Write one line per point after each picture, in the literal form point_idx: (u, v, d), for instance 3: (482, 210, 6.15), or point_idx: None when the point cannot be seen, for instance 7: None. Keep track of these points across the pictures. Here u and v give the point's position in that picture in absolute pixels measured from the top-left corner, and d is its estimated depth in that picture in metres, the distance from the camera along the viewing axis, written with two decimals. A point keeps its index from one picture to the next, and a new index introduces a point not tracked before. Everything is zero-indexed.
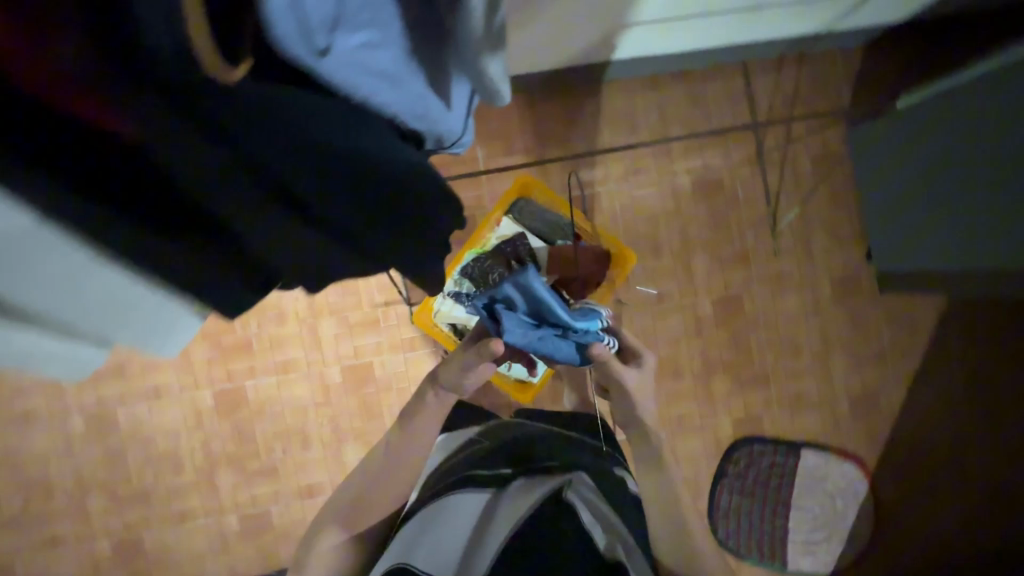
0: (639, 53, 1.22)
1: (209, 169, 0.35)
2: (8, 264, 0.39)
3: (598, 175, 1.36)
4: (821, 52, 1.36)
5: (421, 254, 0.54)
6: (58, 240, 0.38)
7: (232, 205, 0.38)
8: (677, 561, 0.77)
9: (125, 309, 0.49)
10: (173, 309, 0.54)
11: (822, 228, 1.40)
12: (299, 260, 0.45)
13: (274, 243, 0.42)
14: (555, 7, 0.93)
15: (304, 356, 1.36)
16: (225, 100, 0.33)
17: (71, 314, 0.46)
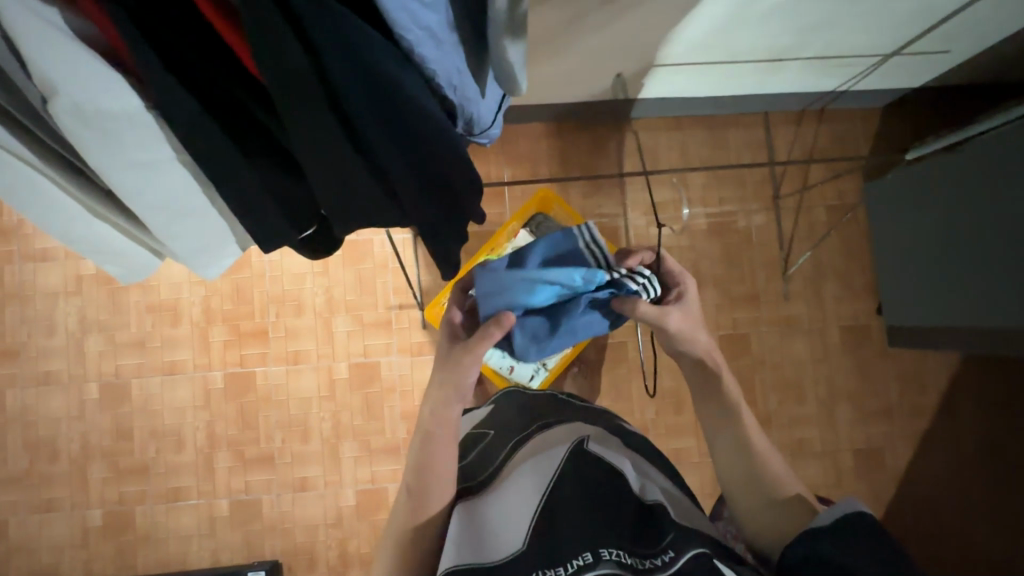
0: (666, 93, 1.29)
1: (289, 80, 0.39)
2: (117, 146, 0.50)
3: (616, 204, 1.42)
4: (842, 109, 1.41)
5: (447, 225, 0.57)
6: (157, 128, 0.49)
7: (300, 122, 0.42)
8: (760, 499, 0.72)
9: (185, 214, 0.61)
10: (214, 223, 0.65)
11: (834, 277, 1.42)
12: (344, 190, 0.49)
13: (326, 166, 0.46)
14: (590, 40, 1.00)
15: (315, 349, 1.41)
16: (321, 17, 0.37)
17: (142, 204, 0.57)
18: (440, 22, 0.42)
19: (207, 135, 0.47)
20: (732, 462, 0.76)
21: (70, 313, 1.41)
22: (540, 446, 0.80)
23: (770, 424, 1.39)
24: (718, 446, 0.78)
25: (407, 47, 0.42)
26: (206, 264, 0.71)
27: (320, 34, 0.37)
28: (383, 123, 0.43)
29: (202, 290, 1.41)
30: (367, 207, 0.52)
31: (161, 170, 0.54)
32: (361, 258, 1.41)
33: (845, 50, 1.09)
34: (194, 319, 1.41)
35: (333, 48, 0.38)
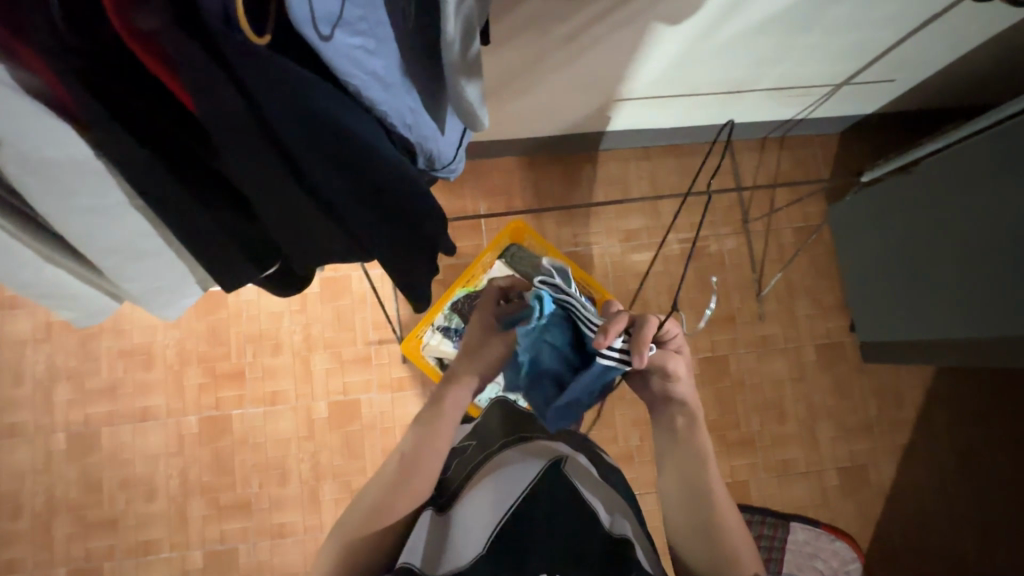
0: (633, 124, 1.34)
1: (230, 129, 0.39)
2: (66, 195, 0.49)
3: (591, 233, 1.45)
4: (802, 136, 1.48)
5: (401, 255, 0.58)
6: (107, 175, 0.49)
7: (242, 165, 0.42)
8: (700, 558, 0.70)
9: (145, 256, 0.61)
10: (170, 260, 0.65)
11: (805, 296, 1.45)
12: (291, 225, 0.49)
13: (272, 204, 0.46)
14: (555, 77, 1.05)
15: (293, 388, 1.38)
16: (259, 71, 0.37)
17: (96, 246, 0.56)
18: (388, 67, 0.44)
19: (160, 176, 0.47)
20: (684, 512, 0.72)
21: (39, 361, 1.38)
22: (516, 463, 0.81)
23: (754, 445, 1.39)
24: (673, 495, 0.74)
25: (355, 91, 0.43)
26: (164, 300, 0.71)
27: (260, 86, 0.37)
28: (330, 161, 0.44)
29: (176, 332, 1.39)
30: (321, 239, 0.52)
31: (118, 217, 0.54)
32: (339, 294, 1.41)
33: (797, 81, 1.15)
34: (168, 362, 1.38)
35: (271, 94, 0.38)
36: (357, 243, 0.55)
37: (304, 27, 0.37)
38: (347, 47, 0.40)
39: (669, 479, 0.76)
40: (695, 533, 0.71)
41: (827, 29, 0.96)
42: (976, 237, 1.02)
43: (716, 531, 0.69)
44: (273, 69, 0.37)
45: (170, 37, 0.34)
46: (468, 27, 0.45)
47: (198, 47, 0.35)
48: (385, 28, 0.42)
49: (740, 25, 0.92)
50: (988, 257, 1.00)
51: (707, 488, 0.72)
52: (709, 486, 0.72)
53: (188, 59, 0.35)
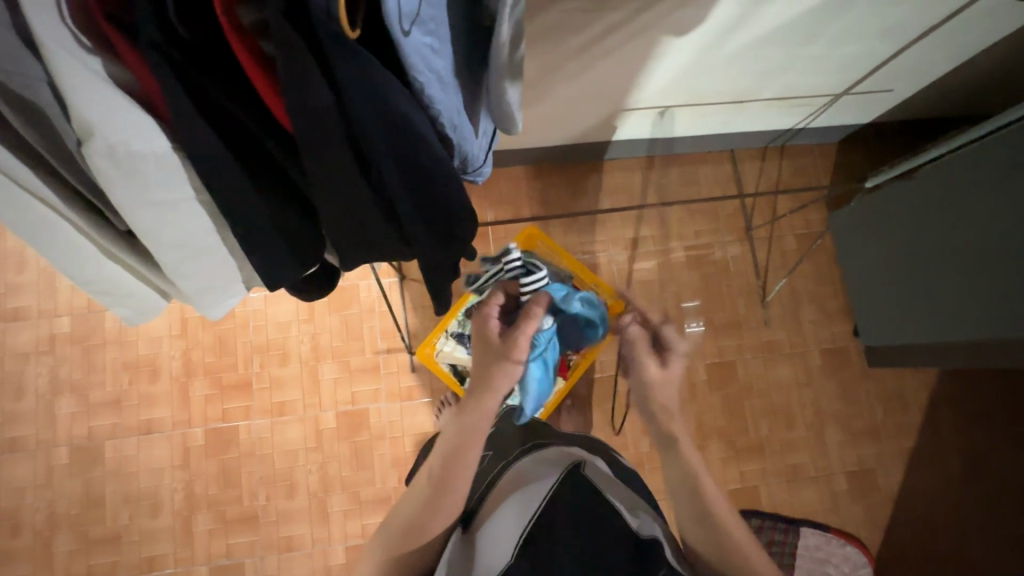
0: (639, 134, 1.36)
1: (316, 122, 0.40)
2: (133, 185, 0.48)
3: (597, 240, 1.46)
4: (802, 145, 1.51)
5: (440, 254, 0.59)
6: (179, 167, 0.49)
7: (315, 159, 0.43)
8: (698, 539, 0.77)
9: (202, 254, 0.60)
10: (222, 258, 0.63)
11: (809, 302, 1.47)
12: (346, 218, 0.50)
13: (334, 197, 0.47)
14: (567, 87, 1.07)
15: (301, 399, 1.37)
16: (352, 64, 0.38)
17: (152, 240, 0.55)
18: (446, 67, 0.45)
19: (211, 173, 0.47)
20: (689, 512, 0.78)
21: (42, 374, 1.36)
22: (537, 471, 0.80)
23: (763, 451, 1.40)
24: (677, 496, 0.80)
25: (418, 89, 0.44)
26: (215, 302, 0.70)
27: (349, 79, 0.38)
28: (395, 158, 0.45)
29: (182, 342, 1.38)
30: (370, 234, 0.53)
31: (182, 212, 0.54)
32: (347, 303, 1.40)
33: (801, 91, 1.18)
34: (173, 374, 1.37)
35: (359, 90, 0.39)
36: (400, 241, 0.56)
37: (391, 18, 0.38)
38: (420, 45, 0.41)
39: (675, 481, 0.80)
40: (700, 533, 0.76)
41: (829, 41, 0.98)
42: (979, 239, 1.04)
43: (723, 534, 0.74)
44: (365, 65, 0.38)
45: (278, 28, 0.35)
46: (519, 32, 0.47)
47: (300, 40, 0.36)
48: (446, 29, 0.44)
49: (747, 37, 0.95)
50: (989, 260, 1.03)
51: (708, 491, 0.77)
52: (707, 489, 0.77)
53: (292, 51, 0.36)
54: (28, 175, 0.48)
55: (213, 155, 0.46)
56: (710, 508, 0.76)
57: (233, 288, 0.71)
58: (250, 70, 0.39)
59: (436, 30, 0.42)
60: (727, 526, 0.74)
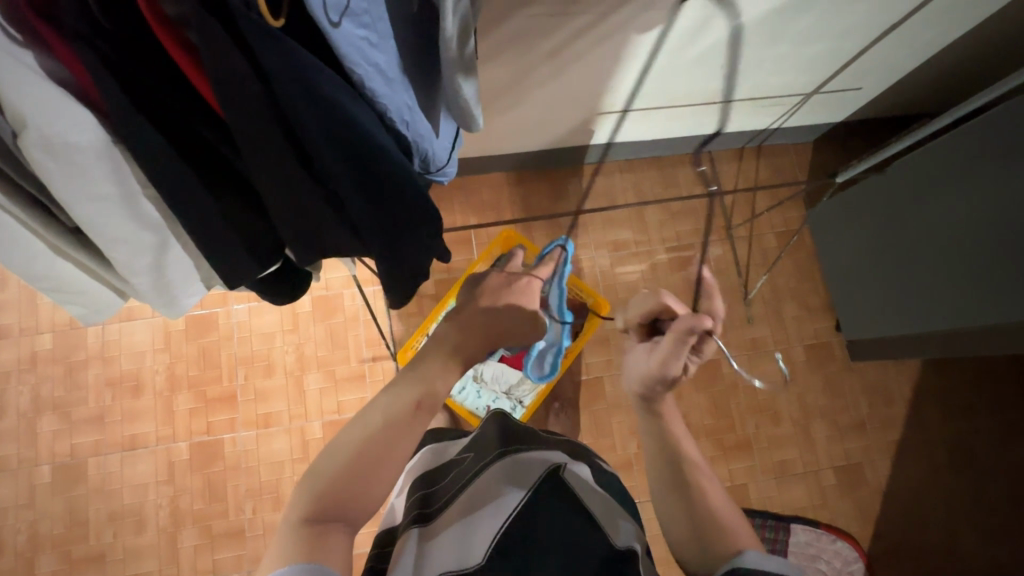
0: (617, 137, 1.38)
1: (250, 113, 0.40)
2: (77, 176, 0.49)
3: (580, 243, 1.48)
4: (778, 145, 1.53)
5: (402, 249, 0.60)
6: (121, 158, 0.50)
7: (257, 154, 0.43)
8: (667, 498, 0.74)
9: (150, 249, 0.61)
10: (176, 252, 0.64)
11: (791, 299, 1.48)
12: (297, 213, 0.51)
13: (280, 189, 0.48)
14: (539, 92, 1.08)
15: (286, 410, 1.36)
16: (276, 53, 0.39)
17: (101, 232, 0.56)
18: (389, 62, 0.46)
19: (171, 176, 0.49)
20: (666, 483, 0.76)
21: (23, 392, 1.35)
22: (510, 476, 0.78)
23: (750, 448, 1.40)
24: (655, 467, 0.79)
25: (359, 83, 0.45)
26: (166, 301, 0.70)
27: (276, 69, 0.39)
28: (335, 150, 0.46)
29: (166, 356, 1.38)
30: (325, 228, 0.54)
31: (129, 204, 0.54)
32: (331, 313, 1.40)
33: (769, 91, 1.21)
34: (157, 389, 1.36)
35: (288, 80, 0.40)
36: (359, 237, 0.57)
37: (316, 10, 0.38)
38: (355, 37, 0.42)
39: (650, 448, 0.81)
40: (678, 501, 0.73)
41: (791, 41, 1.01)
42: (955, 226, 1.06)
43: (694, 498, 0.72)
44: (288, 54, 0.39)
45: (199, 20, 0.36)
46: (464, 26, 0.48)
47: (223, 32, 0.37)
48: (385, 25, 0.44)
49: (711, 37, 0.97)
50: (965, 249, 1.04)
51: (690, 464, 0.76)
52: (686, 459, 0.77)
53: (217, 42, 0.37)
54: None
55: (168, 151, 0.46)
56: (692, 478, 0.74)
57: (191, 286, 0.72)
58: (184, 67, 0.41)
59: (373, 24, 0.43)
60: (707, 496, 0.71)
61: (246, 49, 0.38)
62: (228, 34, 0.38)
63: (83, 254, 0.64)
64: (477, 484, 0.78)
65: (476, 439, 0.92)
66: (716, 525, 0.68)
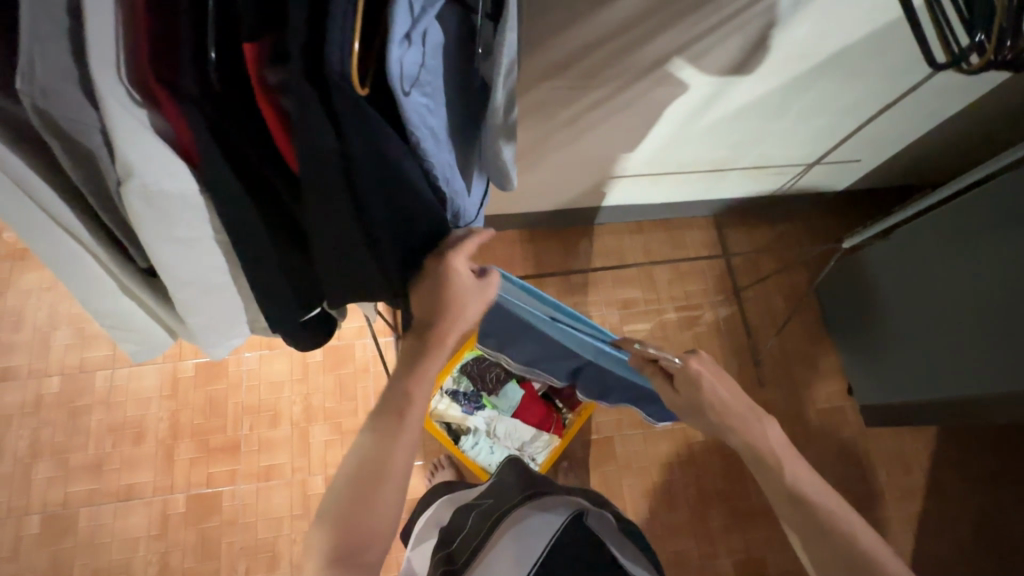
0: (629, 198, 1.43)
1: (321, 164, 0.44)
2: (162, 222, 0.51)
3: (590, 300, 1.50)
4: (782, 211, 1.59)
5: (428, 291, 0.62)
6: (202, 208, 0.52)
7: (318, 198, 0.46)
8: (817, 549, 0.66)
9: (207, 289, 0.62)
10: (232, 296, 0.65)
11: (801, 361, 1.48)
12: (339, 253, 0.53)
13: (328, 231, 0.50)
14: (556, 156, 1.14)
15: (289, 462, 1.33)
16: (356, 118, 0.41)
17: (172, 273, 0.57)
18: (441, 125, 0.50)
19: (235, 223, 0.52)
20: (829, 558, 0.65)
21: (23, 436, 1.32)
22: (530, 534, 0.76)
23: (766, 516, 1.35)
24: (800, 534, 0.68)
25: (416, 143, 0.48)
26: (215, 342, 0.71)
27: (354, 130, 0.42)
28: (385, 202, 0.48)
29: (171, 403, 1.36)
30: (359, 270, 0.56)
31: (199, 249, 0.56)
32: (341, 363, 1.40)
33: (774, 161, 1.27)
34: (159, 437, 1.34)
35: (360, 135, 0.43)
36: (386, 278, 0.58)
37: (394, 80, 0.41)
38: (419, 104, 0.45)
39: (771, 489, 0.70)
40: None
41: (796, 116, 1.08)
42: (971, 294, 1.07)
43: (850, 547, 0.63)
44: (365, 120, 0.42)
45: (298, 85, 0.39)
46: (510, 100, 0.52)
47: (314, 95, 0.40)
48: (441, 93, 0.49)
49: (723, 109, 1.04)
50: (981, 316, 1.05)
51: (844, 525, 0.65)
52: (834, 520, 0.65)
53: (309, 103, 0.40)
54: (66, 210, 0.52)
55: (236, 197, 0.49)
56: (838, 537, 0.64)
57: (236, 330, 0.72)
58: (269, 119, 0.44)
59: (433, 93, 0.47)
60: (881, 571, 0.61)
61: (331, 109, 0.41)
62: (319, 97, 0.40)
63: (143, 291, 0.65)
64: (498, 539, 0.76)
65: (498, 484, 0.88)
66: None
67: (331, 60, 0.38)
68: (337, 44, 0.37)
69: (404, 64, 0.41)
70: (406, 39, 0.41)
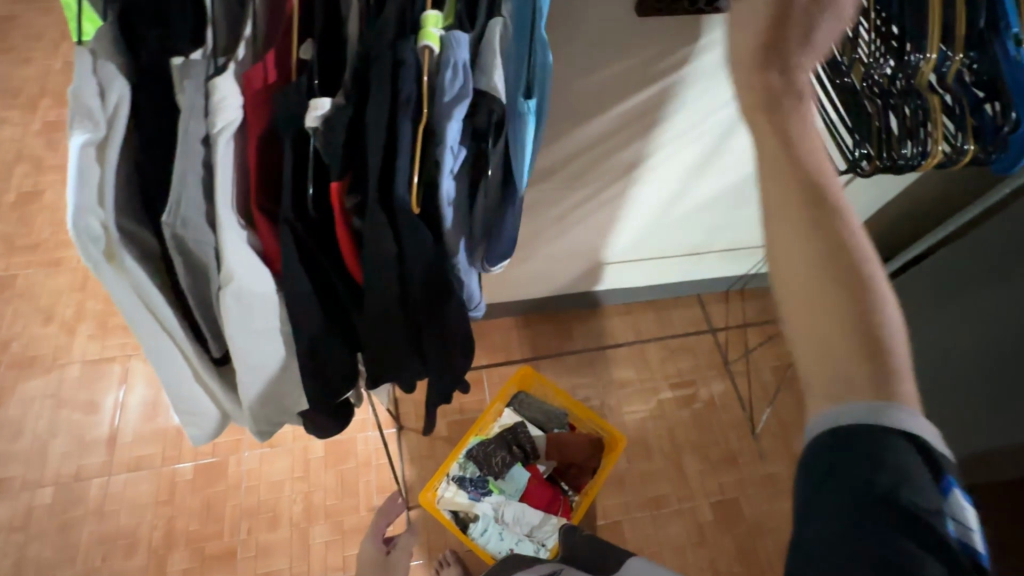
0: (625, 280, 1.53)
1: (382, 269, 0.53)
2: (244, 320, 0.57)
3: (588, 380, 1.55)
4: (760, 287, 1.70)
5: (453, 378, 0.69)
6: (277, 308, 0.59)
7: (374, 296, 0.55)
8: (798, 274, 0.42)
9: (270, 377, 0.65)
10: (291, 391, 0.69)
11: (798, 431, 1.51)
12: (384, 343, 0.60)
13: (379, 325, 0.58)
14: (548, 248, 1.26)
15: (288, 567, 1.28)
16: (415, 231, 0.51)
17: (243, 365, 0.62)
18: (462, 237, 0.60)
19: (304, 322, 0.58)
20: (814, 278, 0.41)
21: (9, 554, 1.27)
22: None
23: None
24: (773, 207, 0.43)
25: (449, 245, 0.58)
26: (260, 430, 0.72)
27: (411, 239, 0.52)
28: (428, 295, 0.57)
29: (168, 509, 1.33)
30: (397, 358, 0.63)
31: (271, 343, 0.62)
32: (343, 457, 1.40)
33: (745, 242, 1.41)
34: (152, 546, 1.29)
35: (417, 245, 0.52)
36: (423, 363, 0.65)
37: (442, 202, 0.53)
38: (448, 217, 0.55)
39: (766, 181, 0.43)
40: (818, 283, 0.41)
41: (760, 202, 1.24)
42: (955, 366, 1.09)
43: (850, 257, 0.41)
44: (422, 232, 0.51)
45: (373, 211, 0.50)
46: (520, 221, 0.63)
47: (384, 217, 0.50)
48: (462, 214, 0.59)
49: (696, 197, 1.19)
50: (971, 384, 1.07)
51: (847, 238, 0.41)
52: (837, 201, 0.42)
53: (379, 222, 0.50)
54: (166, 309, 0.58)
55: (297, 307, 0.57)
56: (843, 251, 0.41)
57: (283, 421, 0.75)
58: (342, 236, 0.53)
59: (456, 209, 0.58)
60: (868, 280, 0.41)
61: (394, 226, 0.51)
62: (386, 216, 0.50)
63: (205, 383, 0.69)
64: None
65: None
66: (882, 336, 0.40)
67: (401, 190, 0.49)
68: (405, 176, 0.49)
69: (446, 190, 0.53)
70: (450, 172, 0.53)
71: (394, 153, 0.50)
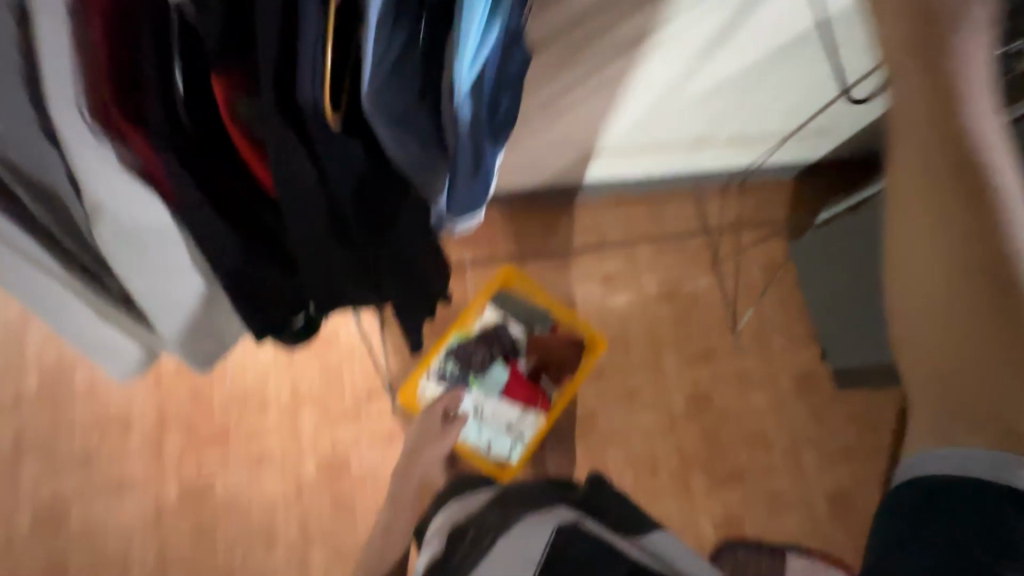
0: (627, 171, 1.43)
1: (293, 181, 0.50)
2: (134, 245, 0.61)
3: (573, 276, 1.51)
4: (761, 181, 1.60)
5: (406, 285, 0.70)
6: (170, 230, 0.62)
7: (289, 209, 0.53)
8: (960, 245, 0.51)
9: (177, 289, 0.70)
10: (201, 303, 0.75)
11: (777, 329, 1.53)
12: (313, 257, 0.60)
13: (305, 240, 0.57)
14: (536, 137, 1.14)
15: (280, 449, 1.35)
16: (325, 135, 0.48)
17: (145, 283, 0.66)
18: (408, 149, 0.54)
19: (209, 228, 0.58)
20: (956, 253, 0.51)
21: (7, 434, 1.31)
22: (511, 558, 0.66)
23: (741, 476, 1.43)
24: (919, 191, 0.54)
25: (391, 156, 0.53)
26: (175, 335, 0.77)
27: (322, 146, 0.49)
28: (356, 201, 0.56)
29: (156, 395, 1.35)
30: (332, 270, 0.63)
31: (168, 263, 0.66)
32: (326, 349, 1.41)
33: (751, 132, 1.29)
34: (145, 429, 1.33)
35: (330, 150, 0.50)
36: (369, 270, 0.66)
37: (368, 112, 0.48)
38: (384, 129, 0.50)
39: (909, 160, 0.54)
40: (964, 323, 0.52)
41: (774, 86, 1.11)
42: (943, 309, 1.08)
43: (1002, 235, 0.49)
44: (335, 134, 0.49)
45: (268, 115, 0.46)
46: (479, 147, 0.58)
47: (283, 123, 0.46)
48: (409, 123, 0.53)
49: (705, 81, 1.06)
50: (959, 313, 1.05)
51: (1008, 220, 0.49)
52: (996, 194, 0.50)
53: (278, 128, 0.46)
54: (31, 243, 0.60)
55: (197, 210, 0.56)
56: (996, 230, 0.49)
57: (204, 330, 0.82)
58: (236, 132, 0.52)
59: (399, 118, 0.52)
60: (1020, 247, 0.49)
61: (300, 132, 0.48)
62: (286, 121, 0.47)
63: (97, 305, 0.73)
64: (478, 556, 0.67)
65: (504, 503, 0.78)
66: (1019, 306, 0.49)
67: (304, 95, 0.44)
68: (308, 74, 0.43)
69: (373, 96, 0.47)
70: (376, 68, 0.46)
71: (295, 47, 0.43)
